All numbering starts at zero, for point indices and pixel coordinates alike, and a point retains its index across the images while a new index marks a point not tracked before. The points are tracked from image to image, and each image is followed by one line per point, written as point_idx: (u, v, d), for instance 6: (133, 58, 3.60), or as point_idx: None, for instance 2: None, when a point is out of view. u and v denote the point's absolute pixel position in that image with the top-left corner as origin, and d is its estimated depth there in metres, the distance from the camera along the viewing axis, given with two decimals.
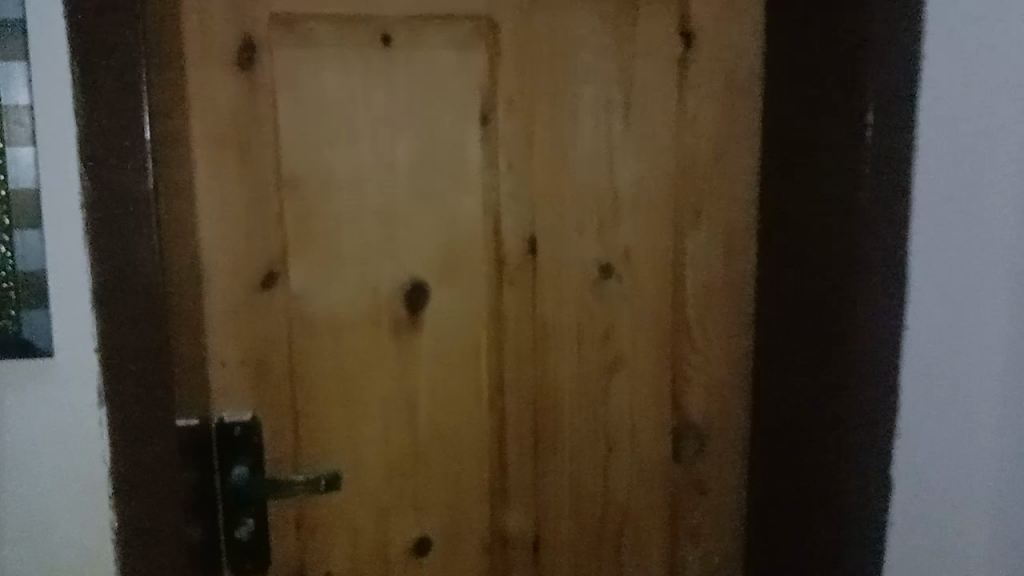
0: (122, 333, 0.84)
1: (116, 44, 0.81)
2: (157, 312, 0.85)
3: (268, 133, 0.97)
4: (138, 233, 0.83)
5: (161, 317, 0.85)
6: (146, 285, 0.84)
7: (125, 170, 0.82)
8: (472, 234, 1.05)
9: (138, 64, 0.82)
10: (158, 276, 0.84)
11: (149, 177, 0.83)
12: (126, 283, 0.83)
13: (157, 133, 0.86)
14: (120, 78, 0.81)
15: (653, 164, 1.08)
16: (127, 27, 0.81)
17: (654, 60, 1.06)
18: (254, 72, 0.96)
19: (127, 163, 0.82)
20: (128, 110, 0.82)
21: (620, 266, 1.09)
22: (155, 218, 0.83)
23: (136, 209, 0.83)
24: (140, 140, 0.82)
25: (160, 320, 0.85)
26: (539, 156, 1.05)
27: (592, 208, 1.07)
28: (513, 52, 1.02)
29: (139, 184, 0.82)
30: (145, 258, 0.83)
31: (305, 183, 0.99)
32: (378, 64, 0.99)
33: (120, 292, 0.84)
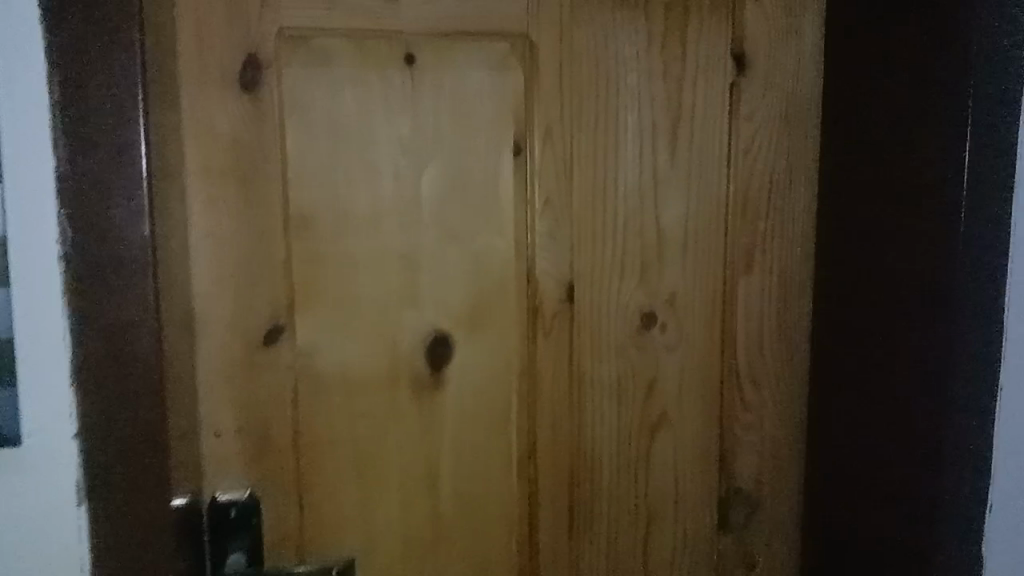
0: (108, 407, 0.70)
1: (111, 63, 0.67)
2: (153, 381, 0.71)
3: (274, 165, 0.84)
4: (133, 286, 0.69)
5: (159, 386, 0.72)
6: (142, 346, 0.70)
7: (118, 213, 0.68)
8: (503, 281, 0.92)
9: (137, 88, 0.69)
10: (156, 337, 0.71)
11: (148, 221, 0.70)
12: (117, 344, 0.69)
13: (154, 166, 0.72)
14: (116, 103, 0.68)
15: (703, 201, 0.97)
16: (126, 42, 0.68)
17: (705, 85, 0.96)
18: (259, 93, 0.83)
19: (120, 200, 0.68)
20: (120, 134, 0.68)
21: (666, 315, 0.98)
22: (155, 270, 0.70)
23: (130, 260, 0.69)
24: (136, 170, 0.69)
25: (157, 390, 0.71)
26: (579, 193, 0.93)
27: (635, 250, 0.96)
28: (552, 75, 0.91)
29: (133, 224, 0.69)
30: (140, 314, 0.70)
31: (315, 222, 0.86)
32: (401, 86, 0.86)
33: (108, 357, 0.69)
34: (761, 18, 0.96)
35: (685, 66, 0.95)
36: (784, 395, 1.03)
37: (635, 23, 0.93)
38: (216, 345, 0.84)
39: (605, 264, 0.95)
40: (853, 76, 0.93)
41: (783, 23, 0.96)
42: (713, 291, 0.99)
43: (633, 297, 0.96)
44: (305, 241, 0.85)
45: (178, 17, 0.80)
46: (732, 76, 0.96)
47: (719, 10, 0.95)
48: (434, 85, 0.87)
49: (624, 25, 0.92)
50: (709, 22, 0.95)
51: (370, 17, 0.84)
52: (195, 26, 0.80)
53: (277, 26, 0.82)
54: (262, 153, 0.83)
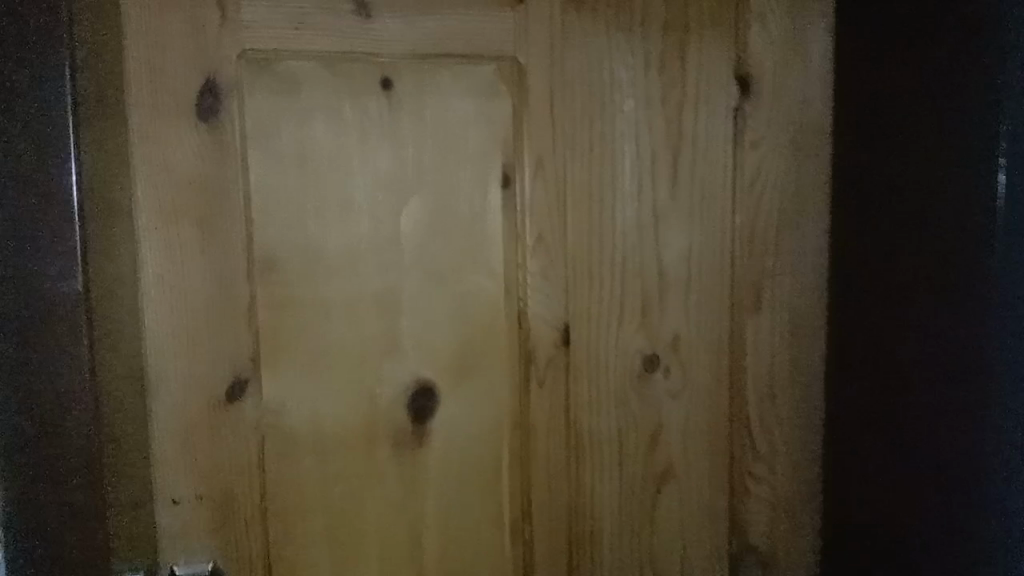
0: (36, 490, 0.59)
1: (32, 78, 0.56)
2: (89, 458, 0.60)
3: (237, 202, 0.75)
4: (64, 348, 0.58)
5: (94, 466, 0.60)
6: (73, 421, 0.59)
7: (44, 262, 0.57)
8: (492, 325, 0.84)
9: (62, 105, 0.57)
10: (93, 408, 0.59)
11: (79, 271, 0.58)
12: (43, 418, 0.58)
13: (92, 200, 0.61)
14: (36, 126, 0.56)
15: (707, 234, 0.90)
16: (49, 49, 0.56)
17: (708, 110, 0.88)
18: (220, 123, 0.74)
19: (48, 250, 0.57)
20: (48, 169, 0.57)
21: (669, 359, 0.90)
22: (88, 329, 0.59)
23: (60, 319, 0.58)
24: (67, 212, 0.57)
25: (92, 471, 0.60)
26: (574, 227, 0.85)
27: (636, 289, 0.88)
28: (543, 100, 0.83)
29: (64, 277, 0.58)
30: (71, 383, 0.59)
31: (284, 264, 0.77)
32: (377, 114, 0.79)
33: (35, 433, 0.59)
34: (766, 39, 0.89)
35: (687, 90, 0.88)
36: (796, 443, 0.95)
37: (632, 44, 0.86)
38: (172, 403, 0.75)
39: (603, 305, 0.87)
40: (865, 100, 0.86)
41: (790, 43, 0.90)
42: (719, 331, 0.91)
43: (634, 340, 0.88)
44: (272, 285, 0.77)
45: (129, 40, 0.72)
46: (736, 100, 0.89)
47: (721, 29, 0.88)
48: (414, 112, 0.80)
49: (620, 46, 0.85)
50: (711, 42, 0.88)
51: (342, 39, 0.77)
52: (147, 50, 0.72)
53: (239, 49, 0.74)
54: (224, 188, 0.75)
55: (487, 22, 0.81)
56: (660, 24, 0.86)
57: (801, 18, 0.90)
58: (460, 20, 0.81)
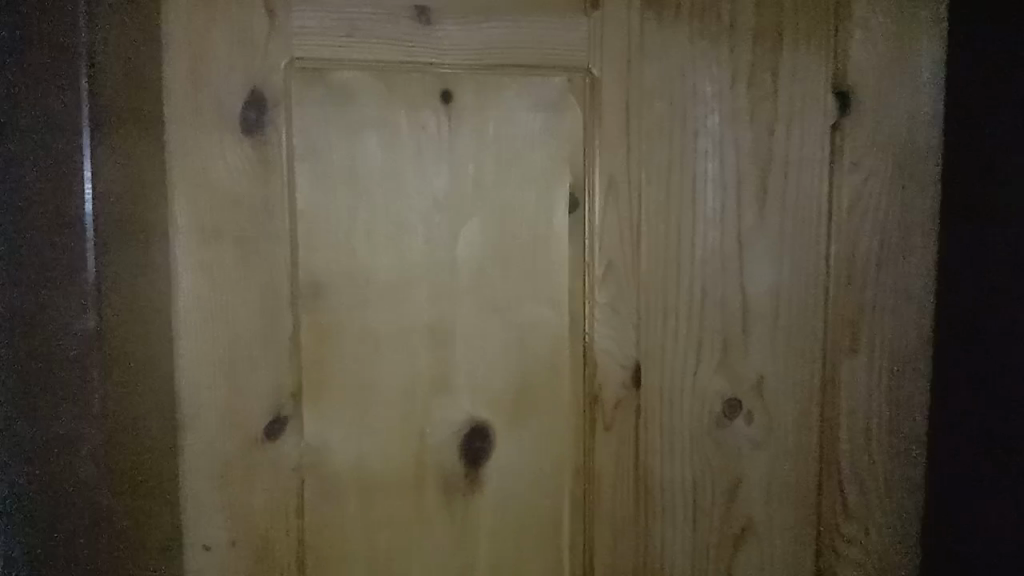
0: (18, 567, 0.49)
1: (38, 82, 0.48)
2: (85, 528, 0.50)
3: (282, 224, 0.70)
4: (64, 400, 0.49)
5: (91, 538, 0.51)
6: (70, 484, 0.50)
7: (46, 296, 0.48)
8: (555, 361, 0.76)
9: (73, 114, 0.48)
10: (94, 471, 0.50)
11: (88, 311, 0.49)
12: (41, 473, 0.49)
13: (106, 225, 0.52)
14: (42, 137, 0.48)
15: (797, 266, 0.80)
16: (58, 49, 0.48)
17: (801, 128, 0.79)
18: (265, 137, 0.69)
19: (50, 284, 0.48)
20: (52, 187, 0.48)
21: (751, 404, 0.81)
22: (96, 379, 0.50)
23: (61, 365, 0.49)
24: (75, 240, 0.49)
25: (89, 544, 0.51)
26: (648, 256, 0.77)
27: (715, 326, 0.79)
28: (616, 116, 0.75)
29: (68, 317, 0.49)
30: (71, 430, 0.49)
31: (330, 291, 0.71)
32: (435, 130, 0.72)
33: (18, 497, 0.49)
34: (870, 49, 0.80)
35: (777, 105, 0.79)
36: (894, 503, 0.84)
37: (717, 54, 0.77)
38: (207, 438, 0.70)
39: (679, 343, 0.78)
40: (977, 115, 0.75)
41: (897, 53, 0.80)
42: (806, 374, 0.82)
43: (712, 383, 0.80)
44: (316, 314, 0.71)
45: (171, 48, 0.67)
46: (834, 117, 0.80)
47: (819, 39, 0.79)
48: (474, 128, 0.73)
49: (703, 57, 0.77)
50: (805, 52, 0.79)
51: (399, 47, 0.71)
52: (191, 59, 0.67)
53: (287, 58, 0.69)
54: (268, 208, 0.69)
55: (557, 29, 0.74)
56: (749, 33, 0.78)
57: (909, 26, 0.80)
58: (528, 27, 0.74)
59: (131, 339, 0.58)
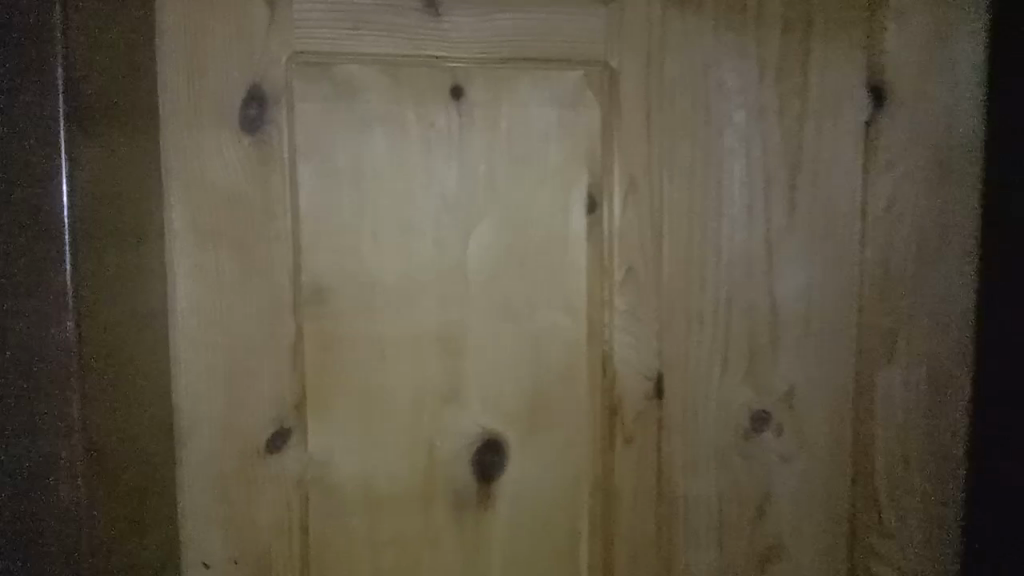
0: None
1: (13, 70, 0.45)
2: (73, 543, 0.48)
3: (284, 226, 0.67)
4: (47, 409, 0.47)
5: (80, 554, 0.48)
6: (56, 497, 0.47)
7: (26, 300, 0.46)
8: (571, 371, 0.72)
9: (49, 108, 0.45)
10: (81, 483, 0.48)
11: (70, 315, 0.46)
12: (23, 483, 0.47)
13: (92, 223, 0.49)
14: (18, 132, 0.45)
15: (828, 270, 0.76)
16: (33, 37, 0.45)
17: (832, 124, 0.75)
18: (266, 136, 0.66)
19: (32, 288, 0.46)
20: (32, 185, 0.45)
21: (780, 416, 0.76)
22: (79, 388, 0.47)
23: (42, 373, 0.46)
24: (56, 239, 0.46)
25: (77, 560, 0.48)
26: (670, 259, 0.73)
27: (742, 333, 0.75)
28: (637, 111, 0.71)
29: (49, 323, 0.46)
30: (49, 446, 0.47)
31: (335, 296, 0.68)
32: (444, 128, 0.69)
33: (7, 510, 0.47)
34: (907, 38, 0.75)
35: (808, 99, 0.74)
36: (934, 522, 0.79)
37: (743, 44, 0.73)
38: (206, 451, 0.66)
39: (703, 351, 0.74)
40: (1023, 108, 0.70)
41: (936, 43, 0.75)
42: (839, 385, 0.77)
43: (738, 394, 0.75)
44: (320, 320, 0.68)
45: (169, 43, 0.64)
46: (867, 111, 0.75)
47: (852, 29, 0.75)
48: (485, 125, 0.69)
49: (729, 48, 0.73)
50: (837, 43, 0.75)
51: (406, 40, 0.68)
52: (189, 54, 0.65)
53: (289, 53, 0.66)
54: (269, 210, 0.66)
55: (573, 20, 0.70)
56: (778, 22, 0.73)
57: (949, 13, 0.75)
58: (541, 18, 0.70)
59: (126, 342, 0.56)
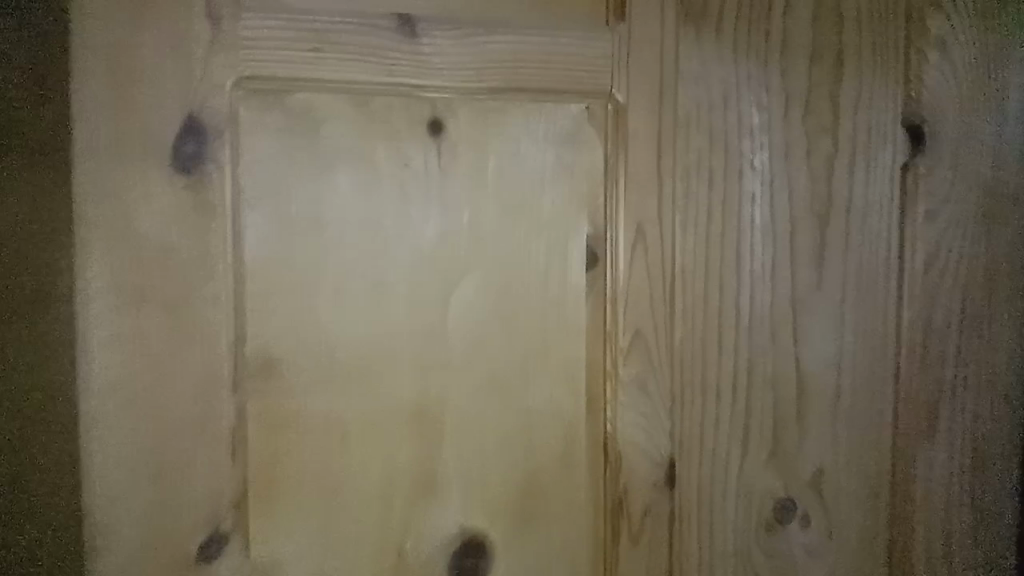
0: None
1: None
2: None
3: (228, 286, 0.56)
4: None
5: None
6: None
7: None
8: (569, 455, 0.61)
9: None
10: None
11: None
12: None
13: None
14: None
15: (860, 335, 0.66)
16: None
17: (866, 168, 0.66)
18: (206, 177, 0.55)
19: None
20: None
21: (808, 505, 0.66)
22: None
23: None
24: None
25: None
26: (684, 324, 0.62)
27: (765, 408, 0.65)
28: (648, 151, 0.61)
29: None
30: None
31: (288, 369, 0.57)
32: (422, 169, 0.58)
33: None
34: (949, 74, 0.66)
35: (837, 140, 0.65)
36: None
37: (766, 76, 0.64)
38: (126, 557, 0.55)
39: (722, 430, 0.64)
40: None
41: (978, 81, 0.67)
42: (874, 467, 0.67)
43: (761, 480, 0.65)
44: (269, 398, 0.57)
45: (87, 64, 0.53)
46: (905, 154, 0.66)
47: (887, 61, 0.66)
48: (470, 167, 0.59)
49: (751, 80, 0.63)
50: (870, 77, 0.66)
51: (376, 64, 0.57)
52: (111, 78, 0.53)
53: (234, 77, 0.55)
54: (208, 266, 0.55)
55: (573, 45, 0.60)
56: (804, 52, 0.65)
57: (991, 48, 0.67)
58: (536, 42, 0.60)
59: None
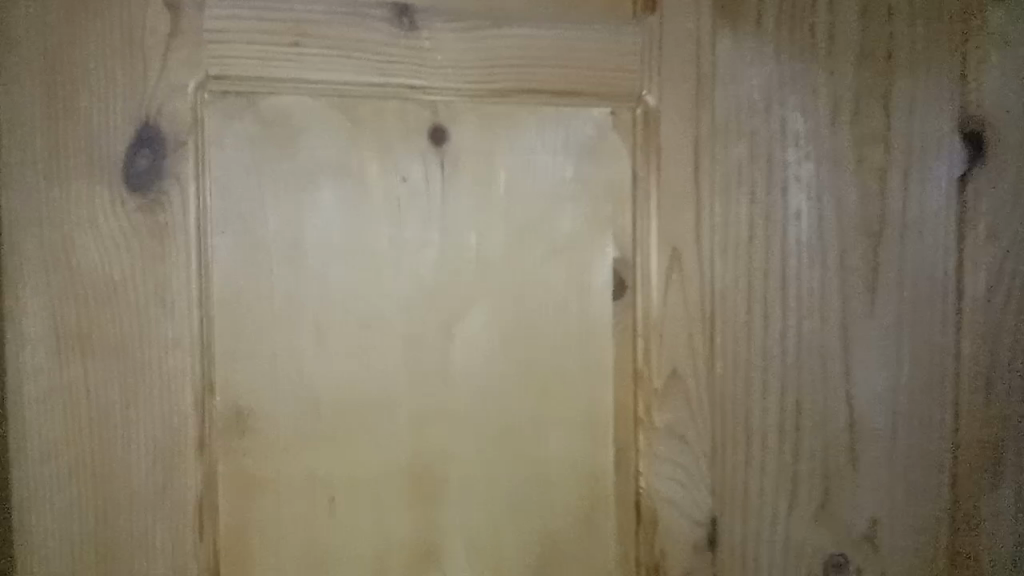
0: None
1: None
2: None
3: (192, 326, 0.47)
4: None
5: None
6: None
7: None
8: (594, 515, 0.53)
9: None
10: None
11: None
12: None
13: None
14: None
15: (918, 370, 0.59)
16: None
17: (920, 181, 0.58)
18: (164, 198, 0.46)
19: None
20: None
21: (864, 565, 0.58)
22: None
23: None
24: None
25: None
26: (722, 360, 0.54)
27: (814, 456, 0.57)
28: (681, 163, 0.53)
29: None
30: None
31: (266, 423, 0.48)
32: (421, 185, 0.50)
33: None
34: (1008, 77, 0.60)
35: (888, 149, 0.58)
36: None
37: (811, 77, 0.56)
38: None
39: (767, 482, 0.55)
40: None
41: None
42: (935, 519, 0.59)
43: (811, 537, 0.57)
44: (243, 458, 0.48)
45: (20, 65, 0.44)
46: (962, 165, 0.59)
47: (942, 61, 0.59)
48: (477, 182, 0.51)
49: (794, 82, 0.56)
50: (924, 80, 0.58)
51: (367, 62, 0.49)
52: (49, 81, 0.45)
53: (198, 77, 0.47)
54: (167, 303, 0.46)
55: (595, 41, 0.52)
56: (852, 51, 0.57)
57: None
58: (552, 37, 0.52)
59: None
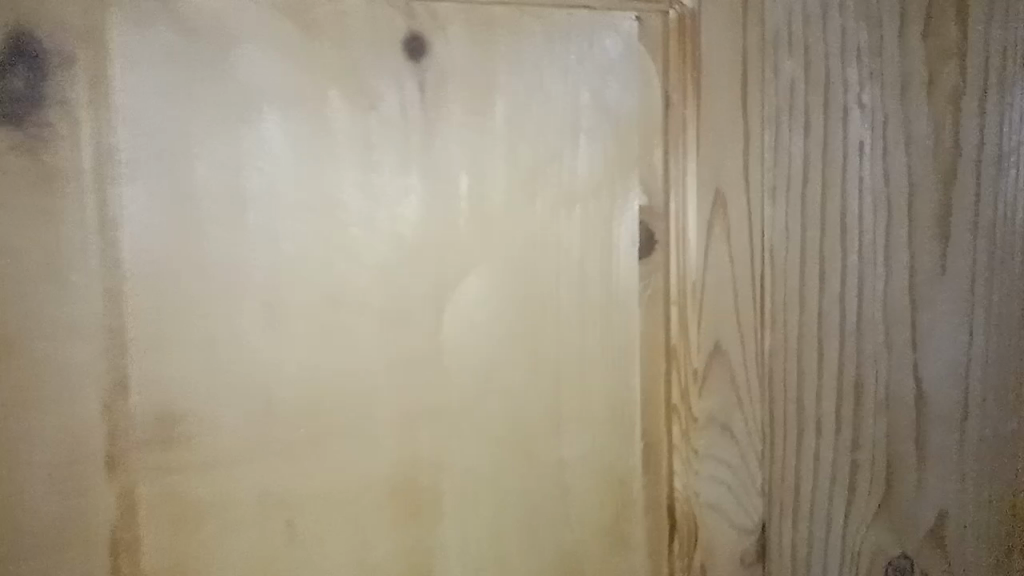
0: None
1: None
2: None
3: (100, 303, 0.36)
4: None
5: None
6: None
7: None
8: (620, 525, 0.43)
9: None
10: None
11: None
12: None
13: None
14: None
15: (998, 337, 0.48)
16: None
17: (1004, 104, 0.47)
18: (49, 133, 0.35)
19: None
20: None
21: (932, 569, 0.48)
22: None
23: None
24: None
25: None
26: (771, 330, 0.44)
27: (876, 444, 0.47)
28: (722, 88, 0.43)
29: None
30: None
31: (205, 429, 0.37)
32: (396, 116, 0.38)
33: None
34: None
35: (965, 65, 0.47)
36: None
37: None
38: None
39: (823, 477, 0.46)
40: None
41: None
42: (1015, 511, 0.49)
43: (875, 542, 0.47)
44: (176, 475, 0.37)
45: None
46: None
47: None
48: (468, 112, 0.39)
49: None
50: None
51: None
52: None
53: None
54: (63, 274, 0.35)
55: None
56: None
57: None
58: None
59: None
